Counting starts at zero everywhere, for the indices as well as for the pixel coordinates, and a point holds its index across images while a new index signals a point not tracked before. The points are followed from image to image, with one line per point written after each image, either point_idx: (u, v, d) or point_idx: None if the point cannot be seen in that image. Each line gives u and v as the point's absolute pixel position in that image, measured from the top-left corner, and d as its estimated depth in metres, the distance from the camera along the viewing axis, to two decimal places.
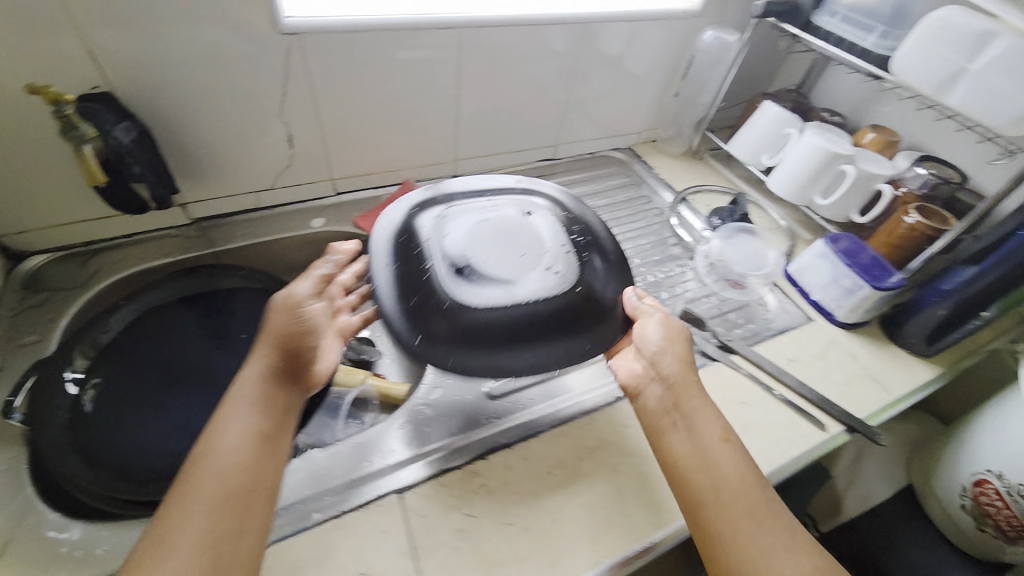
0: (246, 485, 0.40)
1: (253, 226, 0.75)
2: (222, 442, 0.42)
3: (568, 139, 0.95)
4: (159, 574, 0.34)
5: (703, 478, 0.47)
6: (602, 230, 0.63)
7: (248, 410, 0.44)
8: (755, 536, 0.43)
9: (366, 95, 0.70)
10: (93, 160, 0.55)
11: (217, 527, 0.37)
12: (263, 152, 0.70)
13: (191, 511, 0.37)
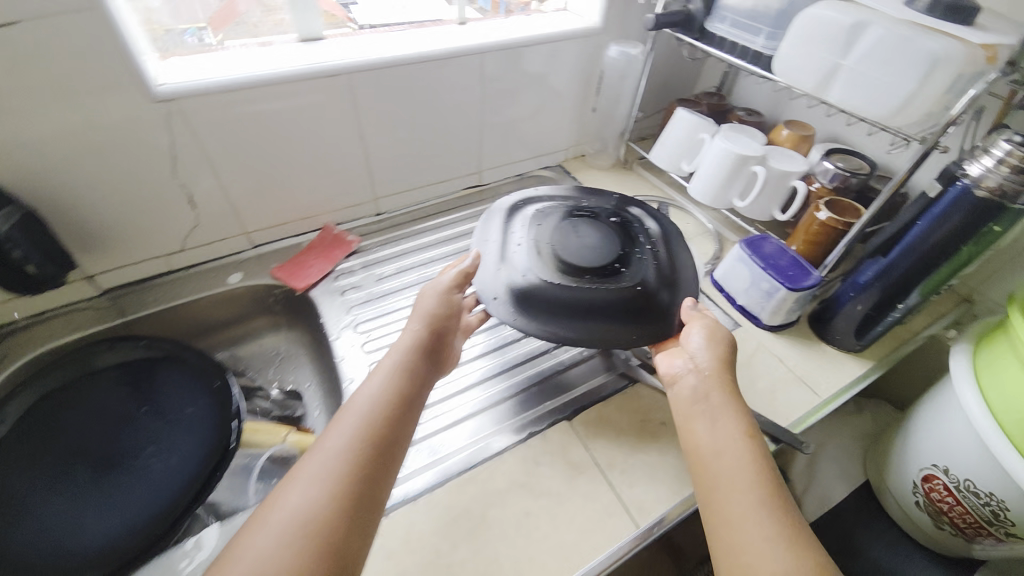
0: (385, 429, 0.47)
1: (168, 289, 0.75)
2: (366, 389, 0.49)
3: (492, 164, 0.95)
4: (307, 489, 0.41)
5: (712, 465, 0.48)
6: (665, 242, 0.68)
7: (394, 375, 0.51)
8: (746, 524, 0.43)
9: (264, 149, 0.70)
10: None
11: (357, 457, 0.44)
12: (166, 216, 0.69)
13: (335, 440, 0.44)
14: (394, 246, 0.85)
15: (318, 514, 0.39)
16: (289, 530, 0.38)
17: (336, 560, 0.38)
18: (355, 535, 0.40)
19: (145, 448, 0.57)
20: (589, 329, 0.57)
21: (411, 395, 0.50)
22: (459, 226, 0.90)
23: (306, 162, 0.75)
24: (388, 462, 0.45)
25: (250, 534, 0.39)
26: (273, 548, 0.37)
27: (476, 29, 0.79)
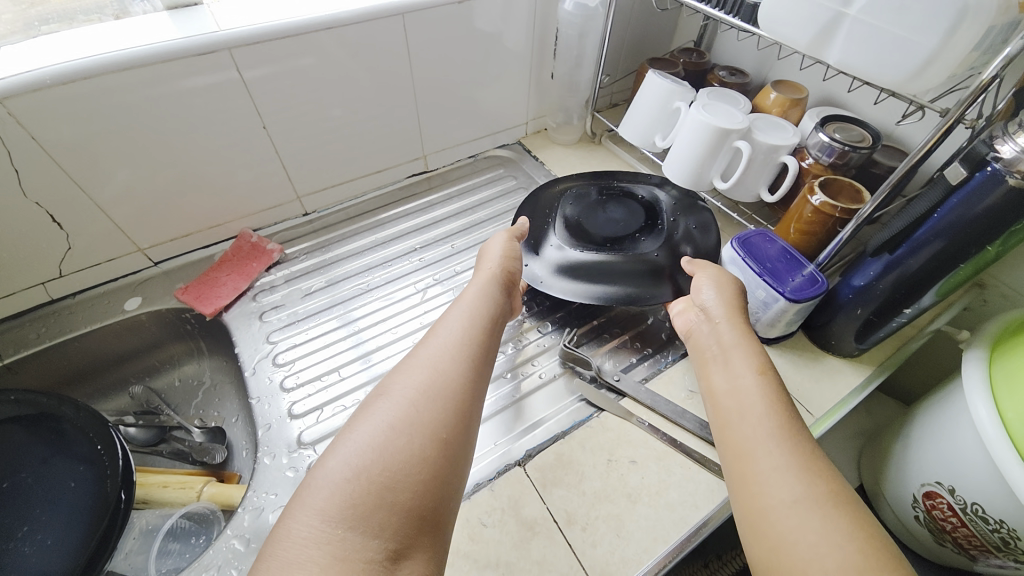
0: (490, 329, 0.49)
1: (54, 323, 0.63)
2: (472, 293, 0.53)
3: (439, 147, 0.82)
4: (430, 354, 0.44)
5: (726, 401, 0.45)
6: (686, 216, 0.69)
7: (491, 288, 0.54)
8: (757, 456, 0.39)
9: (141, 150, 0.57)
10: None
11: (469, 340, 0.46)
12: (25, 238, 0.56)
13: (450, 326, 0.48)
14: (324, 252, 0.73)
15: (448, 380, 0.41)
16: (424, 390, 0.40)
17: (465, 421, 0.40)
18: (477, 405, 0.42)
19: (12, 532, 0.48)
20: (611, 289, 0.62)
21: (497, 310, 0.52)
22: (401, 223, 0.78)
23: (198, 160, 0.62)
24: (491, 358, 0.47)
25: (391, 388, 0.41)
26: (416, 398, 0.40)
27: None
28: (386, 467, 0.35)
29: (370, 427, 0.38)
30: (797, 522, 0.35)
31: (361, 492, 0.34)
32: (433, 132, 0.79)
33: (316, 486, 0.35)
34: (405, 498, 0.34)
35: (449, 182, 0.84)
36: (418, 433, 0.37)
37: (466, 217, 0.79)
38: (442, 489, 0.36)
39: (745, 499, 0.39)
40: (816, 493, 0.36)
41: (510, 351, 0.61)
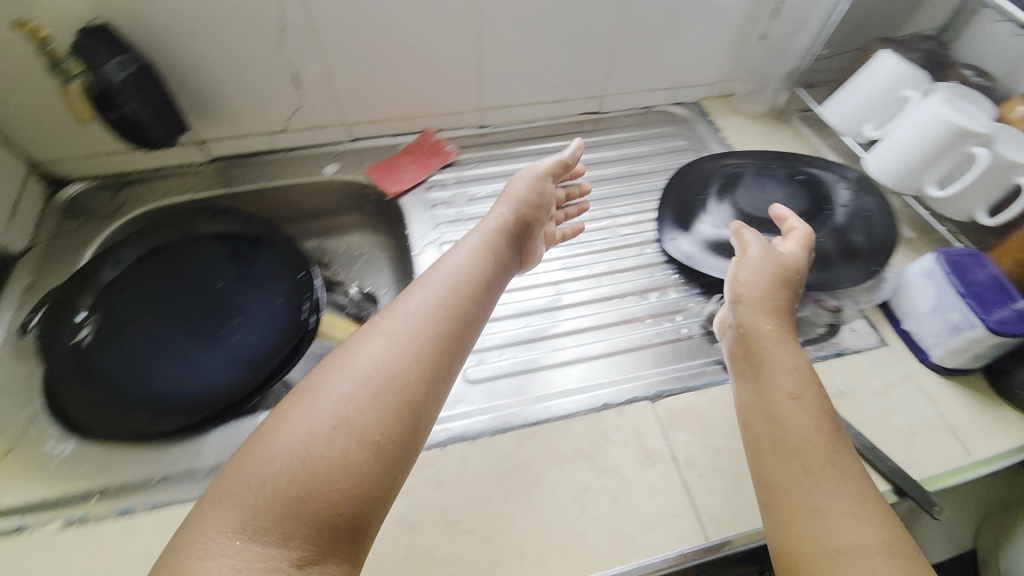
0: (457, 308, 0.47)
1: (268, 169, 0.74)
2: (450, 266, 0.51)
3: (617, 89, 0.81)
4: (373, 346, 0.43)
5: (767, 430, 0.43)
6: (870, 206, 0.63)
7: (478, 256, 0.53)
8: (813, 496, 0.39)
9: (375, 31, 0.63)
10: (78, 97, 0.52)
11: (424, 326, 0.45)
12: (270, 91, 0.66)
13: (404, 308, 0.46)
14: (492, 166, 0.77)
15: (391, 376, 0.41)
16: (359, 385, 0.40)
17: (407, 417, 0.40)
18: (427, 399, 0.42)
19: (227, 317, 0.59)
20: None
21: (494, 274, 0.52)
22: (563, 156, 0.80)
23: (414, 52, 0.67)
24: (460, 339, 0.46)
25: (331, 385, 0.40)
26: (350, 395, 0.39)
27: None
28: (303, 476, 0.36)
29: (302, 428, 0.38)
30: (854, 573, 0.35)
31: (267, 502, 0.35)
32: (618, 73, 0.78)
33: (229, 490, 0.36)
34: (321, 506, 0.35)
35: (615, 128, 0.84)
36: (342, 435, 0.38)
37: (627, 166, 0.79)
38: (369, 487, 0.37)
39: (792, 542, 0.38)
40: (877, 544, 0.36)
41: (653, 300, 0.64)
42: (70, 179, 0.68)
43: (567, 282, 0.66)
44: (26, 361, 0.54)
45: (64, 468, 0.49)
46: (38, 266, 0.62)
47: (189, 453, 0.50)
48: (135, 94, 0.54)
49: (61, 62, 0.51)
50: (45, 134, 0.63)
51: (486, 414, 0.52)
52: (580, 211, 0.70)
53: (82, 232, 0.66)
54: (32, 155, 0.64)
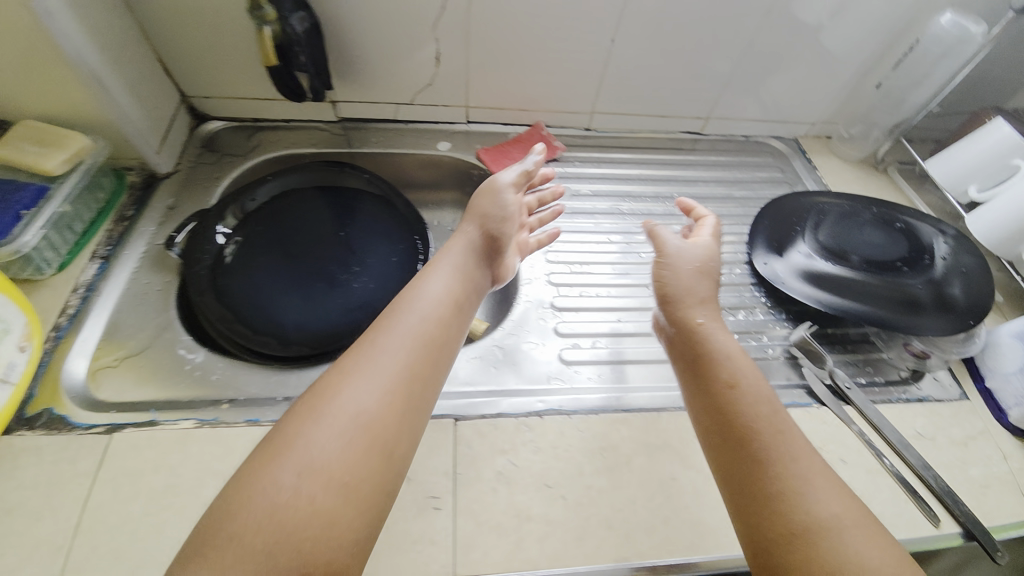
0: (434, 337, 0.47)
1: (388, 136, 0.79)
2: (428, 294, 0.50)
3: (723, 114, 0.84)
4: (349, 384, 0.41)
5: (720, 433, 0.44)
6: (967, 262, 0.65)
7: (456, 283, 0.52)
8: (774, 484, 0.40)
9: (521, 25, 0.68)
10: (269, 43, 0.55)
11: (403, 360, 0.44)
12: (411, 64, 0.71)
13: (381, 341, 0.45)
14: (594, 167, 0.81)
15: (370, 414, 0.40)
16: (336, 424, 0.38)
17: (383, 454, 0.39)
18: (404, 435, 0.41)
19: (349, 263, 0.63)
20: (847, 303, 0.63)
21: (469, 294, 0.53)
22: (661, 169, 0.83)
23: (549, 49, 0.71)
24: (436, 370, 0.46)
25: (298, 430, 0.38)
26: (328, 437, 0.38)
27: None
28: (275, 529, 0.33)
29: (272, 475, 0.36)
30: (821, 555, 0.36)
31: (238, 558, 0.32)
32: (728, 100, 0.82)
33: (196, 545, 0.33)
34: (295, 558, 0.33)
35: (712, 151, 0.87)
36: (319, 481, 0.36)
37: (721, 189, 0.82)
38: (348, 532, 0.35)
39: (759, 540, 0.39)
40: (838, 522, 0.38)
41: (741, 317, 0.67)
42: (209, 117, 0.74)
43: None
44: (166, 271, 0.59)
45: (193, 371, 0.53)
46: (179, 190, 0.67)
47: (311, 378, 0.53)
48: (303, 47, 0.59)
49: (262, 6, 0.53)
50: (203, 71, 0.68)
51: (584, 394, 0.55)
52: (554, 217, 0.70)
53: (217, 166, 0.71)
54: (190, 90, 0.70)
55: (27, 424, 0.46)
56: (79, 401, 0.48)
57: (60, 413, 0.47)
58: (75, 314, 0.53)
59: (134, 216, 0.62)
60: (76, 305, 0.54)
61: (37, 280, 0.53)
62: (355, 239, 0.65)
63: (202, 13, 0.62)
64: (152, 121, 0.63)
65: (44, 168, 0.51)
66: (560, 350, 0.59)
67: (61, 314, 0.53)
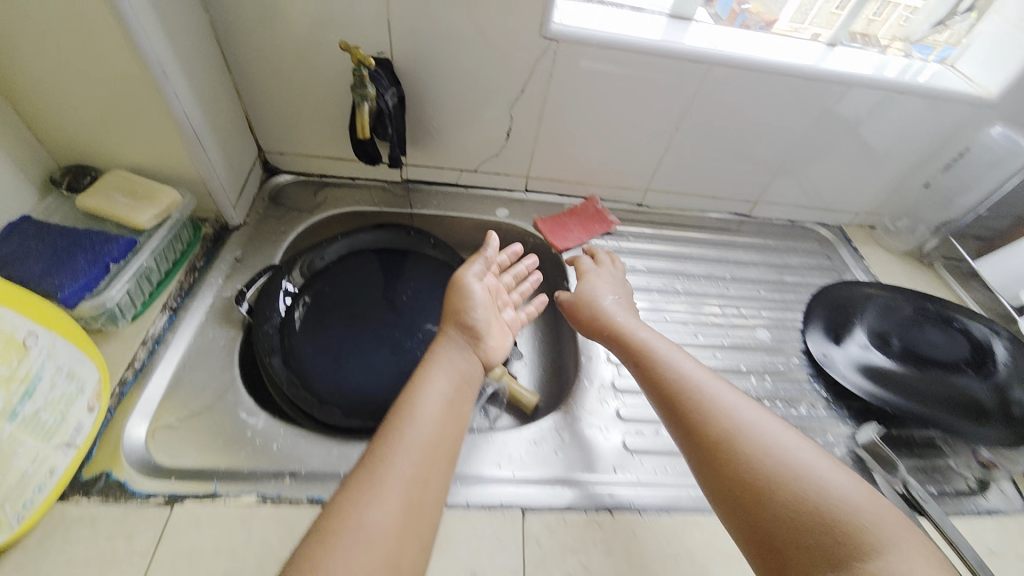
0: (439, 441, 0.47)
1: (449, 200, 0.81)
2: (430, 399, 0.49)
3: (772, 199, 0.87)
4: (360, 510, 0.40)
5: (676, 419, 0.47)
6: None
7: (455, 385, 0.52)
8: (735, 449, 0.43)
9: (592, 109, 0.71)
10: (366, 117, 0.57)
11: (411, 471, 0.43)
12: (483, 137, 0.74)
13: (389, 454, 0.44)
14: (647, 242, 0.83)
15: (382, 540, 0.39)
16: (352, 555, 0.38)
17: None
18: (415, 555, 0.41)
19: (414, 330, 0.64)
20: (909, 404, 0.63)
21: (467, 392, 0.53)
22: (713, 248, 0.84)
23: (615, 132, 0.74)
24: (441, 478, 0.45)
25: (311, 567, 0.36)
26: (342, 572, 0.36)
27: (841, 59, 0.72)
28: None
29: None
30: (788, 493, 0.39)
31: None
32: (778, 187, 0.84)
33: None
34: None
35: (759, 233, 0.88)
36: None
37: (770, 272, 0.83)
38: None
39: (740, 510, 0.41)
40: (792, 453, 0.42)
41: (802, 410, 0.66)
42: (280, 170, 0.77)
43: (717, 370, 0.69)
44: (232, 326, 0.59)
45: (253, 439, 0.51)
46: (247, 244, 0.68)
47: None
48: (391, 122, 0.62)
49: (369, 90, 0.56)
50: (285, 130, 0.71)
51: (653, 489, 0.52)
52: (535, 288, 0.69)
53: (284, 219, 0.73)
54: (267, 146, 0.73)
55: (82, 490, 0.44)
56: (137, 465, 0.47)
57: (117, 479, 0.45)
58: (141, 369, 0.53)
59: (204, 267, 0.63)
60: (142, 359, 0.53)
61: (109, 331, 0.53)
62: (418, 304, 0.66)
63: (296, 81, 0.66)
64: (232, 176, 0.65)
65: (135, 222, 0.52)
66: (626, 437, 0.57)
67: (128, 368, 0.52)
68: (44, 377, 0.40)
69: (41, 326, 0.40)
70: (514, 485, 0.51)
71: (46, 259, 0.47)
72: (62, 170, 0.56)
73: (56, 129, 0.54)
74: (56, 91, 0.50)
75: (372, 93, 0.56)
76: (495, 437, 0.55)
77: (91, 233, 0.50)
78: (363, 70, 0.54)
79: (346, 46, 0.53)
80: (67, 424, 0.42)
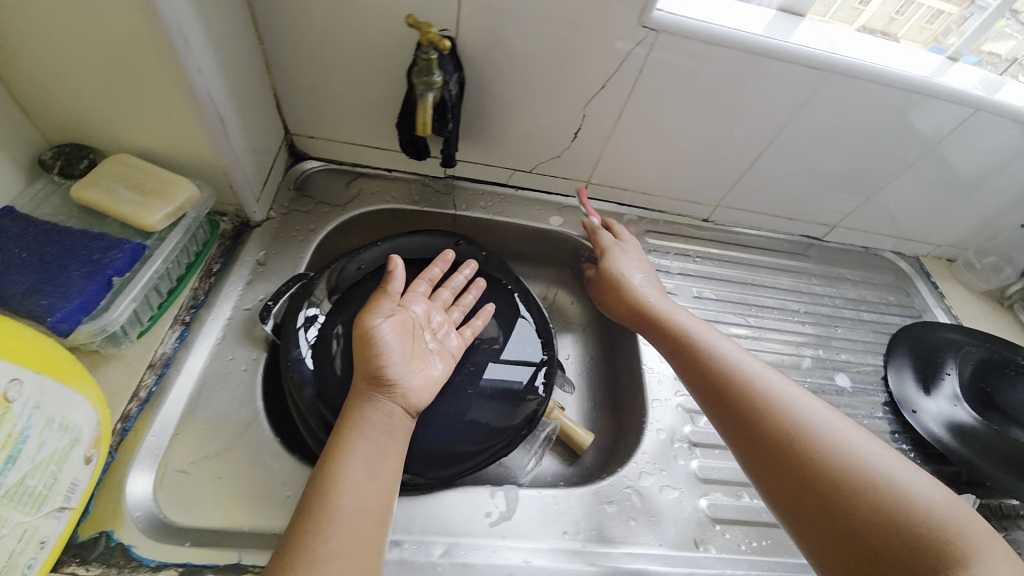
0: (369, 510, 0.39)
1: (497, 203, 0.72)
2: (357, 461, 0.40)
3: (850, 224, 0.79)
4: None
5: (751, 427, 0.45)
6: None
7: (388, 436, 0.43)
8: (821, 460, 0.41)
9: (678, 112, 0.62)
10: (429, 112, 0.47)
11: (332, 553, 0.36)
12: (547, 134, 0.65)
13: (308, 538, 0.36)
14: (714, 265, 0.74)
15: None
16: None
17: None
18: None
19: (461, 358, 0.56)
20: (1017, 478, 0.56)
21: (400, 443, 0.43)
22: (785, 276, 0.76)
23: (697, 139, 0.66)
24: (372, 556, 0.38)
25: None
26: None
27: (966, 74, 0.63)
28: None
29: None
30: (887, 508, 0.38)
31: None
32: (861, 212, 0.76)
33: None
34: None
35: (830, 261, 0.80)
36: None
37: (844, 306, 0.76)
38: None
39: (834, 533, 0.38)
40: (884, 470, 0.40)
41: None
42: (307, 156, 0.67)
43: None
44: (256, 345, 0.51)
45: (284, 492, 0.44)
46: (270, 242, 0.59)
47: (434, 514, 0.45)
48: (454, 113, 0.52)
49: (438, 78, 0.46)
50: (320, 112, 0.62)
51: (738, 569, 0.47)
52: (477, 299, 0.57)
53: (313, 215, 0.64)
54: (295, 128, 0.63)
55: (79, 553, 0.37)
56: (143, 524, 0.39)
57: (121, 542, 0.38)
58: (147, 399, 0.44)
59: (221, 271, 0.54)
60: (149, 386, 0.45)
61: (110, 352, 0.44)
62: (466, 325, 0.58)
63: (338, 54, 0.55)
64: (258, 165, 0.56)
65: (142, 222, 0.43)
66: (706, 504, 0.50)
67: (132, 400, 0.43)
68: (31, 436, 0.31)
69: (28, 369, 0.32)
70: (583, 560, 0.44)
71: (31, 272, 0.37)
72: (53, 151, 0.46)
73: (45, 100, 0.43)
74: (45, 52, 0.40)
75: (441, 81, 0.46)
76: (560, 498, 0.48)
77: (88, 237, 0.40)
78: (433, 52, 0.44)
79: (413, 23, 0.42)
80: (60, 486, 0.34)
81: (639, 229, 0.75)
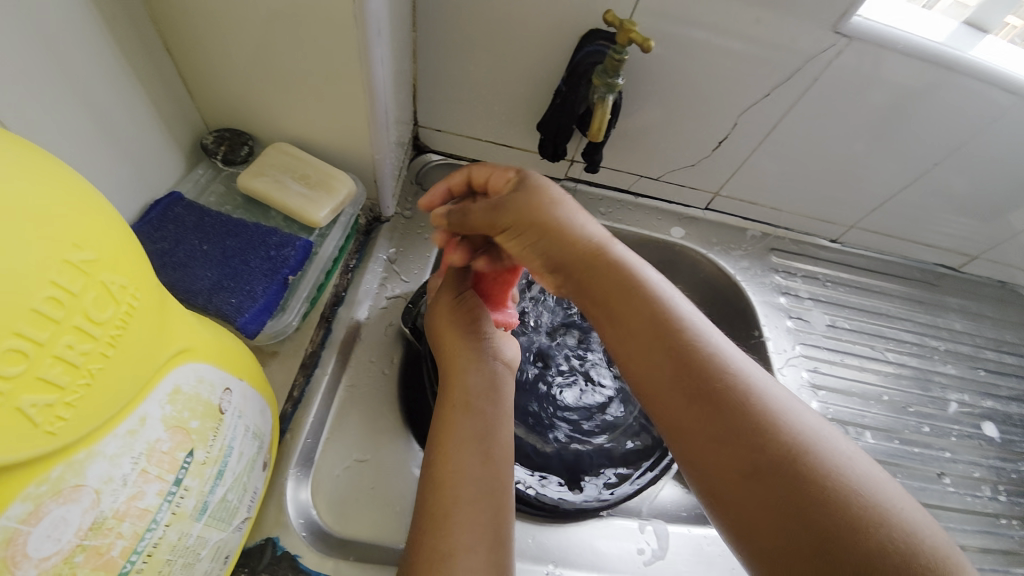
0: (487, 492, 0.38)
1: (618, 210, 0.68)
2: (471, 442, 0.40)
3: (994, 257, 0.71)
4: None
5: (650, 360, 0.36)
6: None
7: (489, 411, 0.42)
8: (783, 449, 0.32)
9: (837, 128, 0.57)
10: (604, 113, 0.47)
11: (459, 539, 0.35)
12: (688, 142, 0.60)
13: (444, 520, 0.36)
14: (846, 292, 0.69)
15: None
16: None
17: None
18: None
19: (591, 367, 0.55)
20: None
21: (502, 420, 0.42)
22: (918, 308, 0.71)
23: (851, 158, 0.60)
24: (501, 543, 0.36)
25: None
26: None
27: None
28: None
29: None
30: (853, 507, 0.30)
31: None
32: (1011, 247, 0.69)
33: None
34: None
35: (965, 294, 0.74)
36: None
37: (981, 346, 0.70)
38: None
39: (773, 506, 0.31)
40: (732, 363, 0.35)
41: None
42: (428, 149, 0.64)
43: (952, 476, 0.58)
44: (394, 350, 0.49)
45: None
46: (398, 238, 0.57)
47: (589, 544, 0.44)
48: (612, 118, 0.51)
49: (621, 81, 0.45)
50: (452, 105, 0.58)
51: None
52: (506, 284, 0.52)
53: None
54: (423, 120, 0.60)
55: (248, 560, 0.36)
56: (305, 533, 0.38)
57: (286, 552, 0.37)
58: (300, 400, 0.43)
59: (357, 267, 0.52)
60: (301, 386, 0.43)
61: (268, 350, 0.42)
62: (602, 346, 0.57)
63: (488, 44, 0.52)
64: (396, 159, 0.53)
65: (308, 217, 0.42)
66: None
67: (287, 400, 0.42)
68: (234, 448, 0.29)
69: (235, 376, 0.29)
70: None
71: (215, 267, 0.37)
72: (214, 135, 0.45)
73: (214, 84, 0.41)
74: (226, 31, 0.37)
75: (622, 86, 0.45)
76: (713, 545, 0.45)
77: (263, 231, 0.40)
78: (627, 52, 0.43)
79: (618, 21, 0.42)
80: (246, 496, 0.32)
81: (763, 245, 0.70)
